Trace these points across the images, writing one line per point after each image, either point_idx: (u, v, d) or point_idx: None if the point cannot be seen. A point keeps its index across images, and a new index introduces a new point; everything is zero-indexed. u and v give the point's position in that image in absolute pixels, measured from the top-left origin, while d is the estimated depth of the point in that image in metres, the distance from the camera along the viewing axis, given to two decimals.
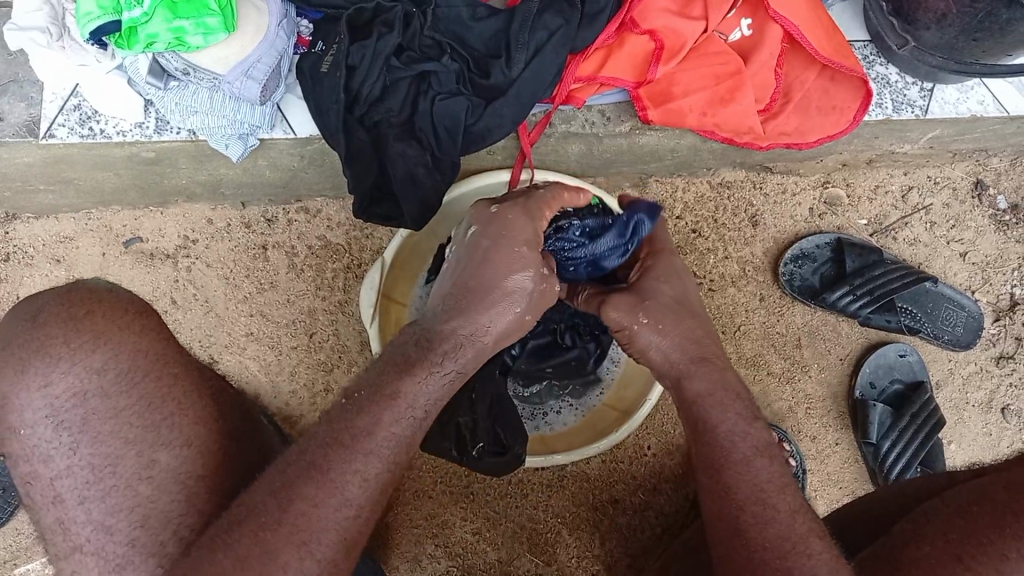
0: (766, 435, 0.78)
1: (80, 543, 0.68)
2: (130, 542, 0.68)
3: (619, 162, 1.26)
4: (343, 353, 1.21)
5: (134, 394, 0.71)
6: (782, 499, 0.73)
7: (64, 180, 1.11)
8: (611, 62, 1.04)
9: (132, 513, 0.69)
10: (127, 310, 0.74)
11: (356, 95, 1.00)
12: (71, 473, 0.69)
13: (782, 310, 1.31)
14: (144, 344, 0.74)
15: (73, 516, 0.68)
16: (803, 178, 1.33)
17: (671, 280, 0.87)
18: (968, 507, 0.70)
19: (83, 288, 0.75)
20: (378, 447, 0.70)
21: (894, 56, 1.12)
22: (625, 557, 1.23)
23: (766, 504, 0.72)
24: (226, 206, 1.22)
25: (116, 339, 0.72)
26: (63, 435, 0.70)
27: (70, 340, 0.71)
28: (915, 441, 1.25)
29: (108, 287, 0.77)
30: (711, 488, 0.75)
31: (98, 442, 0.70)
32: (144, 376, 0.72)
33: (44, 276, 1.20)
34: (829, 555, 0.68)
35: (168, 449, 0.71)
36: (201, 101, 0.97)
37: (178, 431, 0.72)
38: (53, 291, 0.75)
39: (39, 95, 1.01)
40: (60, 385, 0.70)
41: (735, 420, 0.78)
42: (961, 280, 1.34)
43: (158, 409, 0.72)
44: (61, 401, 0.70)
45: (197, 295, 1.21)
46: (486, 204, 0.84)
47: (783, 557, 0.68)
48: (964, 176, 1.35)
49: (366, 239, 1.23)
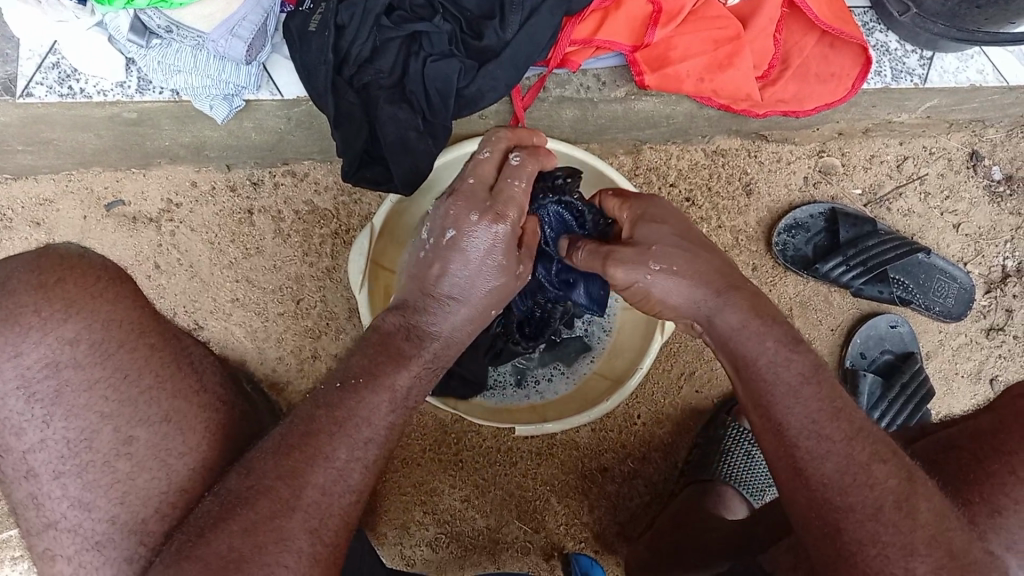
0: (814, 356, 0.74)
1: (55, 520, 0.66)
2: (111, 519, 0.66)
3: (613, 128, 1.24)
4: (331, 319, 1.20)
5: (108, 365, 0.68)
6: (837, 426, 0.69)
7: (43, 140, 1.08)
8: (608, 25, 1.02)
9: (112, 490, 0.67)
10: (98, 278, 0.71)
11: (345, 55, 0.97)
12: (45, 446, 0.66)
13: (774, 280, 1.30)
14: (118, 314, 0.70)
15: (48, 491, 0.66)
16: (798, 147, 1.32)
17: (657, 218, 0.82)
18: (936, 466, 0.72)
19: (53, 253, 0.71)
20: (364, 420, 0.69)
21: (895, 23, 1.10)
22: (614, 524, 1.23)
23: (818, 437, 0.69)
24: (211, 168, 1.19)
25: (87, 309, 0.69)
26: (36, 407, 0.67)
27: (40, 309, 0.67)
28: (905, 411, 1.25)
29: (79, 250, 0.73)
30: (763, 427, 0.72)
31: (73, 414, 0.67)
32: (117, 348, 0.69)
33: (24, 239, 1.17)
34: (896, 481, 0.66)
35: (146, 426, 0.68)
36: (185, 59, 0.95)
37: (156, 406, 0.69)
38: (21, 257, 0.71)
39: (14, 52, 0.97)
40: (32, 354, 0.67)
41: (774, 349, 0.73)
42: (954, 251, 1.34)
43: (134, 382, 0.69)
44: (33, 371, 0.67)
45: (182, 260, 1.19)
46: (469, 198, 0.78)
47: (844, 493, 0.66)
48: (960, 147, 1.34)
49: (354, 205, 1.21)
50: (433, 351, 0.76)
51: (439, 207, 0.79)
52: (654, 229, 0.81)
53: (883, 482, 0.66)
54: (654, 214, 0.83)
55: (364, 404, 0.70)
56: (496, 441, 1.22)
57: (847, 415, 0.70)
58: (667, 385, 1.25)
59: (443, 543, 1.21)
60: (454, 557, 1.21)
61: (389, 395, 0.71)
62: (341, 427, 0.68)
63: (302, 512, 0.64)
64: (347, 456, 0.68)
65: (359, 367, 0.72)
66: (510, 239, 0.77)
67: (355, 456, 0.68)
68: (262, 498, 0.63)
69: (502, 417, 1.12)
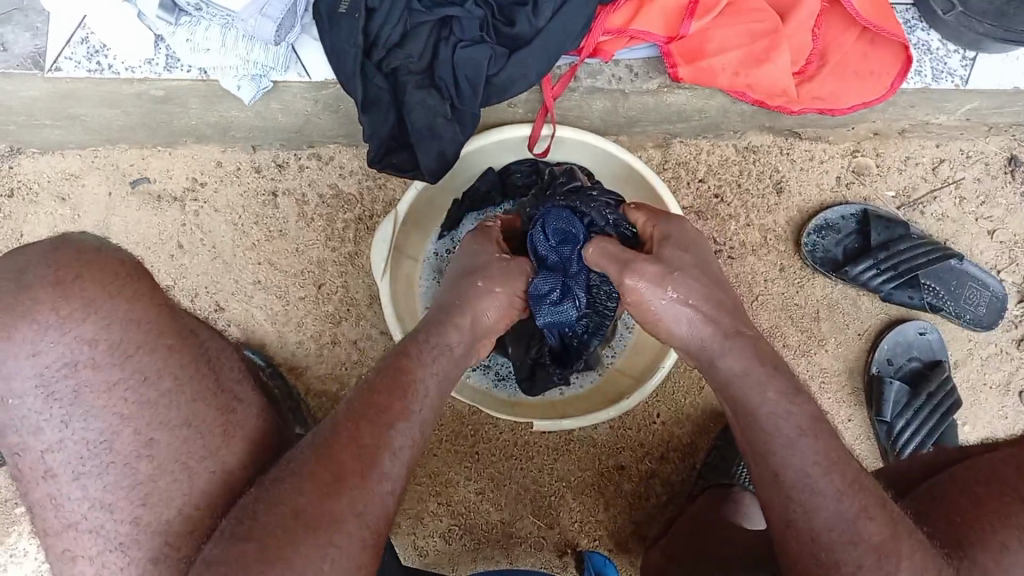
0: (810, 409, 0.72)
1: (75, 520, 0.66)
2: (133, 520, 0.65)
3: (643, 121, 1.21)
4: (351, 306, 1.19)
5: (128, 367, 0.67)
6: (830, 480, 0.68)
7: (71, 116, 1.08)
8: (644, 15, 1.00)
9: (132, 491, 0.66)
10: (117, 273, 0.69)
11: (374, 38, 0.95)
12: (63, 447, 0.66)
13: (801, 281, 1.28)
14: (137, 314, 0.69)
15: (67, 491, 0.66)
16: (832, 146, 1.29)
17: (691, 249, 0.83)
18: (971, 488, 0.71)
19: (70, 248, 0.70)
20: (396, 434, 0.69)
21: (938, 22, 1.06)
22: (629, 524, 1.22)
23: (814, 491, 0.68)
24: (237, 149, 1.18)
25: (105, 307, 0.67)
26: (54, 407, 0.66)
27: (58, 307, 0.66)
28: (930, 422, 1.24)
29: (98, 245, 0.71)
30: (764, 476, 0.71)
31: (91, 416, 0.66)
32: (137, 350, 0.68)
33: (49, 214, 1.17)
34: (882, 536, 0.66)
35: (166, 429, 0.67)
36: (213, 38, 0.94)
37: (176, 410, 0.68)
38: (38, 247, 0.70)
39: (44, 26, 0.97)
40: (49, 354, 0.66)
41: (775, 400, 0.72)
42: (988, 258, 1.31)
43: (153, 384, 0.67)
44: (50, 372, 0.66)
45: (205, 241, 1.19)
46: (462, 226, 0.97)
47: (830, 548, 0.67)
48: (998, 151, 1.30)
49: (378, 190, 1.19)
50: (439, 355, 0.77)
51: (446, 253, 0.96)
52: (689, 257, 0.81)
53: (869, 543, 0.65)
54: (692, 243, 0.84)
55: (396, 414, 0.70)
56: (513, 435, 1.21)
57: (840, 468, 0.69)
58: (688, 386, 1.23)
59: (456, 534, 1.20)
60: (466, 549, 1.20)
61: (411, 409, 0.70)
62: (371, 421, 0.68)
63: (349, 496, 0.64)
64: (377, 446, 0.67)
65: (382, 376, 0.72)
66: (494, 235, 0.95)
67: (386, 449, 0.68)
68: (283, 508, 0.62)
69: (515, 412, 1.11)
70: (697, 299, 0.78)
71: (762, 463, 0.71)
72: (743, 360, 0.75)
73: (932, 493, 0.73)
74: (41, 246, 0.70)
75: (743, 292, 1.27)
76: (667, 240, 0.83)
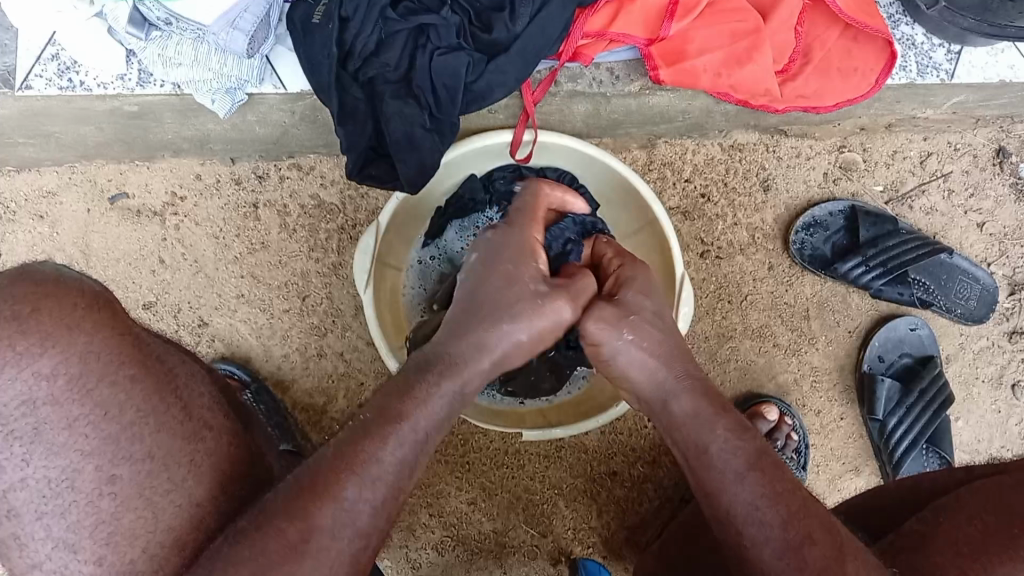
0: (758, 443, 0.71)
1: (40, 560, 0.63)
2: (97, 561, 0.63)
3: (627, 123, 1.20)
4: (337, 317, 1.18)
5: (88, 402, 0.64)
6: (777, 509, 0.65)
7: (45, 133, 1.06)
8: (623, 17, 0.99)
9: (97, 530, 0.63)
10: (76, 304, 0.66)
11: (349, 50, 0.94)
12: (25, 486, 0.63)
13: (791, 280, 1.27)
14: (96, 345, 0.66)
15: (30, 531, 0.63)
16: (818, 142, 1.28)
17: (653, 295, 0.84)
18: (981, 517, 0.71)
19: (29, 278, 0.67)
20: (385, 474, 0.65)
21: (922, 16, 1.05)
22: (622, 529, 1.21)
23: (760, 522, 0.65)
24: (216, 162, 1.17)
25: (65, 340, 0.65)
26: (15, 445, 0.63)
27: (15, 343, 0.63)
28: (924, 417, 1.23)
29: (56, 273, 0.68)
30: (716, 513, 0.69)
31: (52, 454, 0.63)
32: (97, 382, 0.65)
33: (27, 233, 1.15)
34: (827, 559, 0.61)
35: (129, 464, 0.65)
36: (185, 53, 0.92)
37: (139, 442, 0.66)
38: (4, 274, 0.67)
39: (13, 43, 0.95)
40: (7, 392, 0.63)
41: (723, 438, 0.71)
42: (977, 251, 1.30)
43: (115, 420, 0.65)
44: (9, 409, 0.63)
45: (186, 255, 1.17)
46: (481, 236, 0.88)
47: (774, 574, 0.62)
48: (985, 143, 1.29)
49: (361, 200, 1.18)
50: (441, 375, 0.73)
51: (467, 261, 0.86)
52: (650, 302, 0.83)
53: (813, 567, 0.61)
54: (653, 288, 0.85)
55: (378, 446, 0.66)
56: (504, 444, 1.20)
57: (786, 498, 0.65)
58: None
59: (448, 545, 1.19)
60: (460, 560, 1.19)
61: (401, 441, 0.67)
62: (353, 468, 0.64)
63: (312, 561, 0.61)
64: (355, 497, 0.63)
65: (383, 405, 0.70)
66: (516, 250, 0.84)
67: (364, 498, 0.64)
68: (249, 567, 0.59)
69: (496, 420, 1.09)
70: (649, 345, 0.78)
71: (728, 503, 0.68)
72: (695, 403, 0.75)
73: (936, 517, 0.74)
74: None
75: (732, 291, 1.26)
76: (631, 283, 0.85)
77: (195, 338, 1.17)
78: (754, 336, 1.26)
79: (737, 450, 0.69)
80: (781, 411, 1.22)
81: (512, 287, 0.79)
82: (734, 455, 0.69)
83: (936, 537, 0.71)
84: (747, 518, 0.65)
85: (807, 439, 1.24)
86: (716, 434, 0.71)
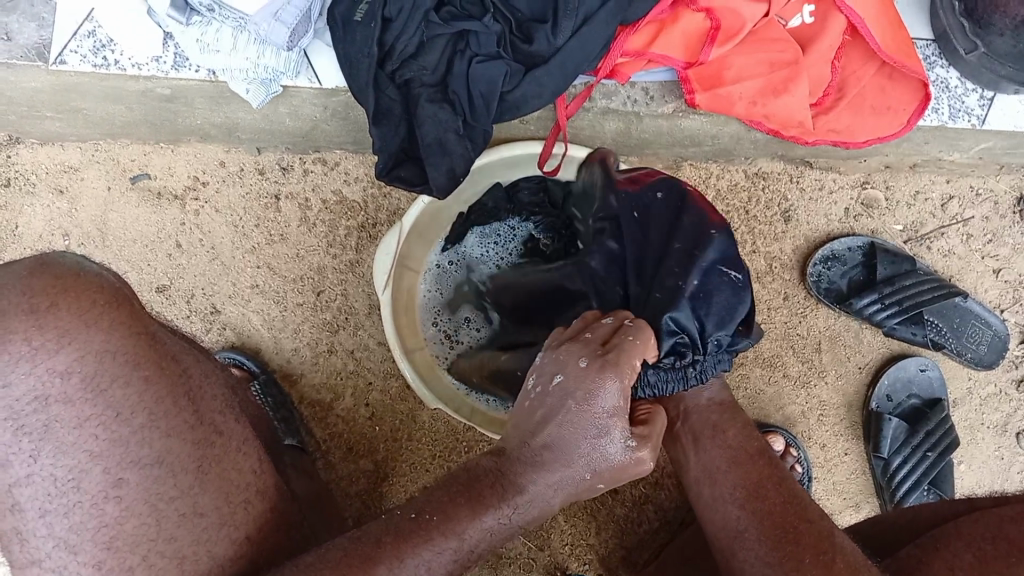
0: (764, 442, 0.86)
1: (39, 558, 0.62)
2: (96, 564, 0.62)
3: (656, 143, 1.20)
4: (349, 315, 1.17)
5: (100, 402, 0.63)
6: (778, 491, 0.80)
7: (73, 109, 1.05)
8: (663, 38, 0.98)
9: (98, 534, 0.62)
10: (95, 301, 0.65)
11: (389, 49, 0.93)
12: (32, 482, 0.62)
13: (806, 311, 1.27)
14: (113, 344, 0.64)
15: (33, 528, 0.62)
16: (842, 176, 1.28)
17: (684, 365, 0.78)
18: (978, 543, 0.72)
19: (51, 269, 0.65)
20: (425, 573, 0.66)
21: (959, 60, 1.05)
22: (619, 548, 1.21)
23: (763, 499, 0.80)
24: (240, 150, 1.16)
25: (82, 338, 0.63)
26: (23, 441, 0.62)
27: (31, 337, 0.62)
28: (926, 461, 1.22)
29: (76, 266, 0.66)
30: (715, 494, 0.82)
31: (60, 452, 0.62)
32: (112, 382, 0.63)
33: (46, 207, 1.15)
34: (815, 538, 0.74)
35: (136, 468, 0.63)
36: (224, 40, 0.93)
37: (148, 447, 0.64)
38: (23, 262, 0.66)
39: (51, 17, 0.94)
40: (20, 386, 0.62)
41: (739, 432, 0.86)
42: (992, 297, 1.30)
43: (126, 422, 0.63)
44: (21, 404, 0.62)
45: (203, 241, 1.16)
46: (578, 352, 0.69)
47: (774, 547, 0.75)
48: (1007, 190, 1.29)
49: (383, 200, 1.18)
50: (516, 507, 0.68)
51: (550, 355, 0.72)
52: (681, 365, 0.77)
53: (804, 541, 0.74)
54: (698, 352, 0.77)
55: (431, 545, 0.66)
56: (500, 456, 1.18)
57: (779, 489, 0.81)
58: None
59: None
60: None
61: (456, 544, 0.67)
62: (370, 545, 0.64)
63: None
64: None
65: (437, 503, 0.69)
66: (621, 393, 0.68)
67: None
68: None
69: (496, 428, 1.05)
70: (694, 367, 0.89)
71: (734, 484, 0.82)
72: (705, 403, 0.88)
73: (935, 544, 0.75)
74: (17, 268, 0.65)
75: None
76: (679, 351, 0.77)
77: (206, 325, 1.16)
78: (765, 365, 1.26)
79: (743, 445, 0.85)
80: (787, 443, 1.22)
81: (609, 437, 0.68)
82: (740, 443, 0.85)
83: (930, 563, 0.73)
84: (750, 497, 0.80)
85: (810, 472, 1.24)
86: (733, 425, 0.86)
